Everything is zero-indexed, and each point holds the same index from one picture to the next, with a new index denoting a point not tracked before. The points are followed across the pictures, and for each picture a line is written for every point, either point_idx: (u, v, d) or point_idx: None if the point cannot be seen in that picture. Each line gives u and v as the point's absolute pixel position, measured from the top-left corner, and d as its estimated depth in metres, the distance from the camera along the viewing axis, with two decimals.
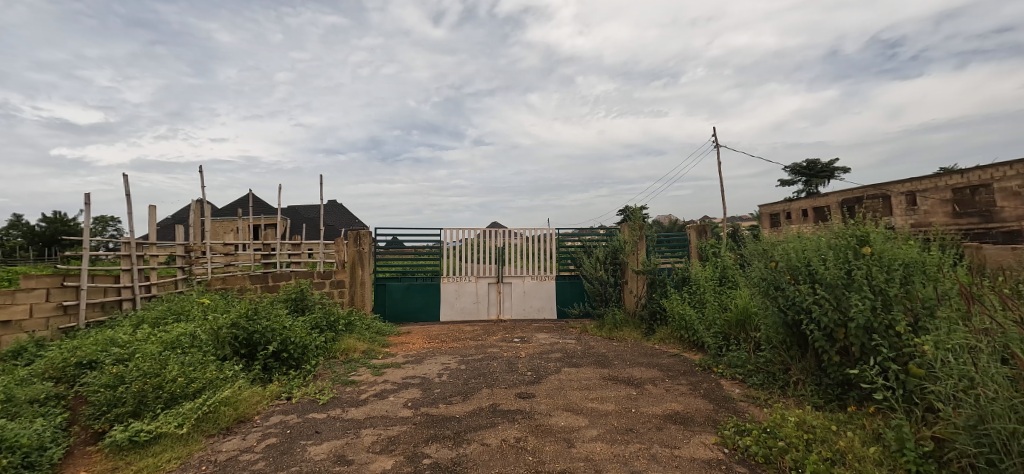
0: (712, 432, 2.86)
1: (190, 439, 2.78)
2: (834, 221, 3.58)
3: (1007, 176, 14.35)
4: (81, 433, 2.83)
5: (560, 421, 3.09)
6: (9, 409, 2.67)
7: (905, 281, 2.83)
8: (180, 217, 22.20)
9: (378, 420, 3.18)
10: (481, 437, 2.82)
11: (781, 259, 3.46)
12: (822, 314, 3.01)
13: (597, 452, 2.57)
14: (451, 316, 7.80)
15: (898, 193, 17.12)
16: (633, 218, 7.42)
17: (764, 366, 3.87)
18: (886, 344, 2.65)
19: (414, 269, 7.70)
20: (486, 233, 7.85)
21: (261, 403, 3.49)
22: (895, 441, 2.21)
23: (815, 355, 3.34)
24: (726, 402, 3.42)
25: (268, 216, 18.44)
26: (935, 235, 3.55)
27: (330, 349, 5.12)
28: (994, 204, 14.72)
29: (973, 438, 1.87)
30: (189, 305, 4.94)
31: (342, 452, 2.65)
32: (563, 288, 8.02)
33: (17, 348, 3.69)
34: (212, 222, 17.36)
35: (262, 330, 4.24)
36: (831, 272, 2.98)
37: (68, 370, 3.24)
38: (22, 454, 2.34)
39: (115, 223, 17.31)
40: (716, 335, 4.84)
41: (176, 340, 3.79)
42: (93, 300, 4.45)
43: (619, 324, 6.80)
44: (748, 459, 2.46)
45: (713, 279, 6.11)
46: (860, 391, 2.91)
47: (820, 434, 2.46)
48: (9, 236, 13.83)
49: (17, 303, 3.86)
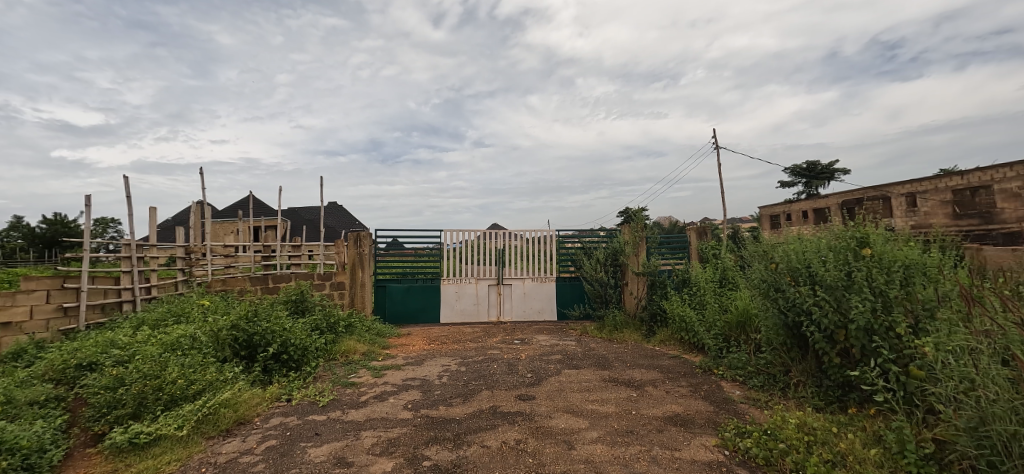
0: (712, 434, 2.85)
1: (190, 441, 2.78)
2: (834, 222, 3.58)
3: (1008, 178, 14.49)
4: (81, 435, 2.83)
5: (560, 423, 3.09)
6: (9, 411, 2.66)
7: (906, 282, 2.83)
8: (179, 219, 22.18)
9: (378, 422, 3.17)
10: (481, 439, 2.81)
11: (781, 261, 3.46)
12: (822, 315, 3.01)
13: (597, 454, 2.56)
14: (451, 318, 7.80)
15: (897, 195, 17.16)
16: (637, 219, 7.39)
17: (765, 368, 3.87)
18: (887, 346, 2.65)
19: (413, 271, 7.70)
20: (486, 235, 7.85)
21: (261, 404, 3.49)
22: (896, 443, 2.21)
23: (815, 357, 3.34)
24: (727, 403, 3.42)
25: (269, 215, 18.80)
26: (936, 236, 3.56)
27: (330, 351, 5.12)
28: (994, 205, 14.80)
29: (973, 440, 1.87)
30: (189, 306, 4.94)
31: (342, 454, 2.65)
32: (563, 289, 8.02)
33: (17, 350, 3.69)
34: (212, 223, 17.32)
35: (262, 332, 4.23)
36: (831, 273, 2.99)
37: (68, 372, 3.24)
38: (22, 456, 2.34)
39: (115, 225, 17.31)
40: (717, 337, 4.84)
41: (176, 342, 3.79)
42: (93, 302, 4.45)
43: (619, 326, 6.79)
44: (748, 461, 2.46)
45: (713, 280, 6.11)
46: (860, 393, 2.91)
47: (821, 436, 2.45)
48: (8, 238, 13.86)
49: (17, 305, 3.85)
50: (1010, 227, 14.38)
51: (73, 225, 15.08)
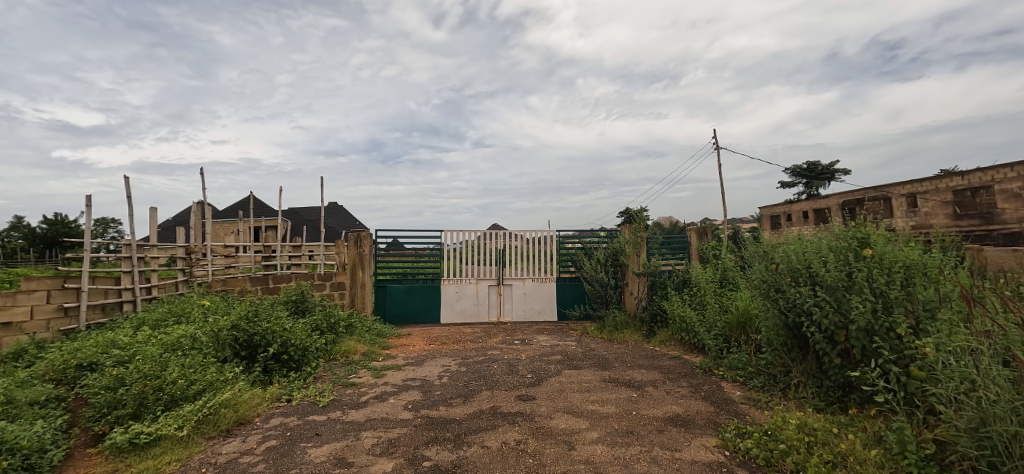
0: (712, 435, 2.85)
1: (190, 442, 2.78)
2: (834, 223, 3.58)
3: (1008, 178, 14.46)
4: (81, 436, 2.83)
5: (561, 423, 3.08)
6: (9, 411, 2.66)
7: (906, 283, 2.83)
8: (179, 219, 22.18)
9: (378, 423, 3.18)
10: (481, 440, 2.81)
11: (781, 261, 3.46)
12: (822, 316, 3.01)
13: (597, 455, 2.56)
14: (451, 318, 7.80)
15: (897, 195, 17.16)
16: (637, 220, 7.40)
17: (765, 368, 3.87)
18: (887, 347, 2.65)
19: (414, 272, 7.71)
20: (487, 235, 7.86)
21: (261, 405, 3.49)
22: (897, 444, 2.20)
23: (815, 357, 3.34)
24: (727, 404, 3.42)
25: (268, 215, 18.91)
26: (936, 237, 3.55)
27: (330, 351, 5.12)
28: (995, 205, 14.76)
29: (974, 441, 1.87)
30: (189, 307, 4.94)
31: (342, 455, 2.64)
32: (563, 290, 8.02)
33: (17, 350, 3.69)
34: (212, 223, 17.31)
35: (262, 332, 4.23)
36: (831, 274, 2.99)
37: (69, 372, 3.24)
38: (22, 456, 2.34)
39: (116, 226, 17.31)
40: (717, 338, 4.84)
41: (176, 342, 3.79)
42: (94, 302, 4.45)
43: (619, 327, 6.79)
44: (749, 462, 2.45)
45: (713, 281, 6.11)
46: (861, 393, 2.91)
47: (822, 437, 2.45)
48: (9, 238, 13.86)
49: (18, 305, 3.84)
50: (1011, 227, 14.33)
51: (73, 225, 15.07)
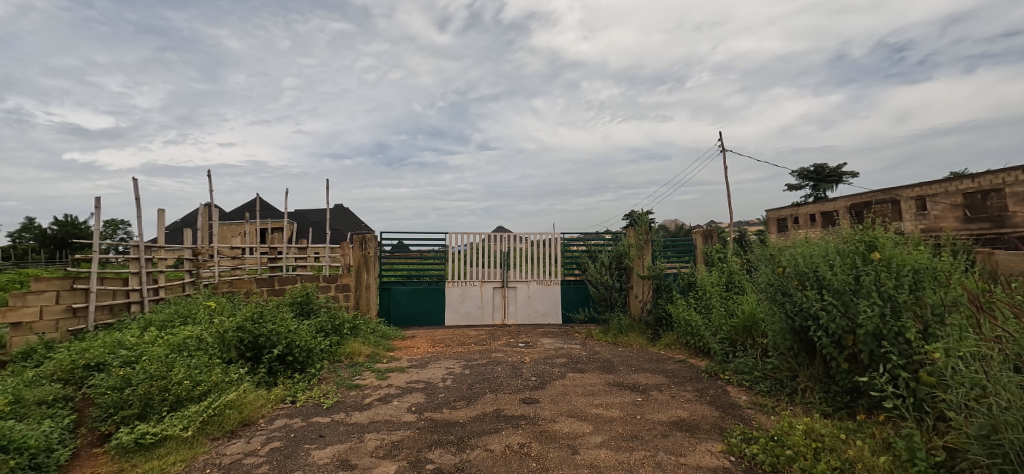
0: (718, 440, 2.83)
1: (194, 443, 2.79)
2: (842, 226, 3.54)
3: (1019, 181, 14.17)
4: (88, 435, 2.86)
5: (565, 427, 3.06)
6: (18, 410, 2.69)
7: (915, 287, 2.78)
8: (188, 222, 22.57)
9: (382, 425, 3.18)
10: (484, 442, 2.81)
11: (788, 264, 3.43)
12: (829, 320, 2.98)
13: (602, 459, 2.54)
14: (455, 321, 7.82)
15: (907, 198, 16.93)
16: (639, 223, 7.36)
17: (772, 373, 3.82)
18: (896, 352, 2.60)
19: (419, 274, 7.72)
20: (491, 237, 7.87)
21: (266, 406, 3.49)
22: (906, 450, 2.14)
23: (823, 362, 3.31)
24: (733, 409, 3.39)
25: (274, 216, 19.86)
26: (948, 240, 3.47)
27: (335, 353, 5.16)
28: (1006, 207, 14.45)
29: (985, 448, 1.83)
30: (196, 308, 5.00)
31: (345, 457, 2.64)
32: (567, 292, 8.00)
33: (27, 350, 3.74)
34: (218, 225, 18.13)
35: (267, 334, 4.21)
36: (839, 278, 2.96)
37: (77, 372, 3.28)
38: (28, 456, 2.35)
39: (125, 226, 17.66)
40: (723, 341, 4.77)
41: (182, 343, 3.85)
42: (102, 303, 4.49)
43: (624, 330, 6.78)
44: (755, 467, 2.43)
45: (719, 284, 6.02)
46: (869, 399, 2.88)
47: (829, 443, 2.41)
48: (21, 239, 14.09)
49: (27, 305, 3.89)
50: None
51: (85, 227, 15.43)
